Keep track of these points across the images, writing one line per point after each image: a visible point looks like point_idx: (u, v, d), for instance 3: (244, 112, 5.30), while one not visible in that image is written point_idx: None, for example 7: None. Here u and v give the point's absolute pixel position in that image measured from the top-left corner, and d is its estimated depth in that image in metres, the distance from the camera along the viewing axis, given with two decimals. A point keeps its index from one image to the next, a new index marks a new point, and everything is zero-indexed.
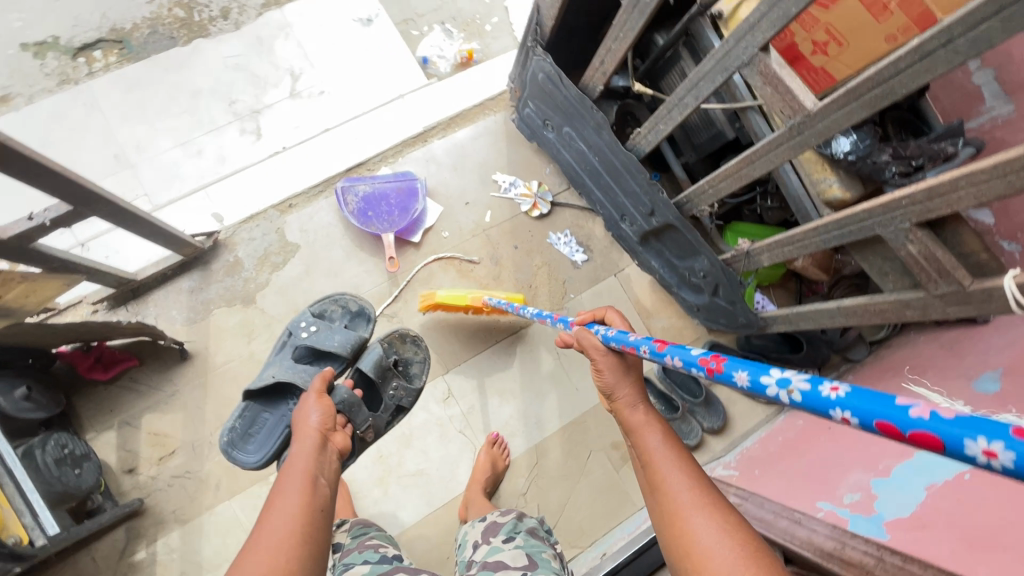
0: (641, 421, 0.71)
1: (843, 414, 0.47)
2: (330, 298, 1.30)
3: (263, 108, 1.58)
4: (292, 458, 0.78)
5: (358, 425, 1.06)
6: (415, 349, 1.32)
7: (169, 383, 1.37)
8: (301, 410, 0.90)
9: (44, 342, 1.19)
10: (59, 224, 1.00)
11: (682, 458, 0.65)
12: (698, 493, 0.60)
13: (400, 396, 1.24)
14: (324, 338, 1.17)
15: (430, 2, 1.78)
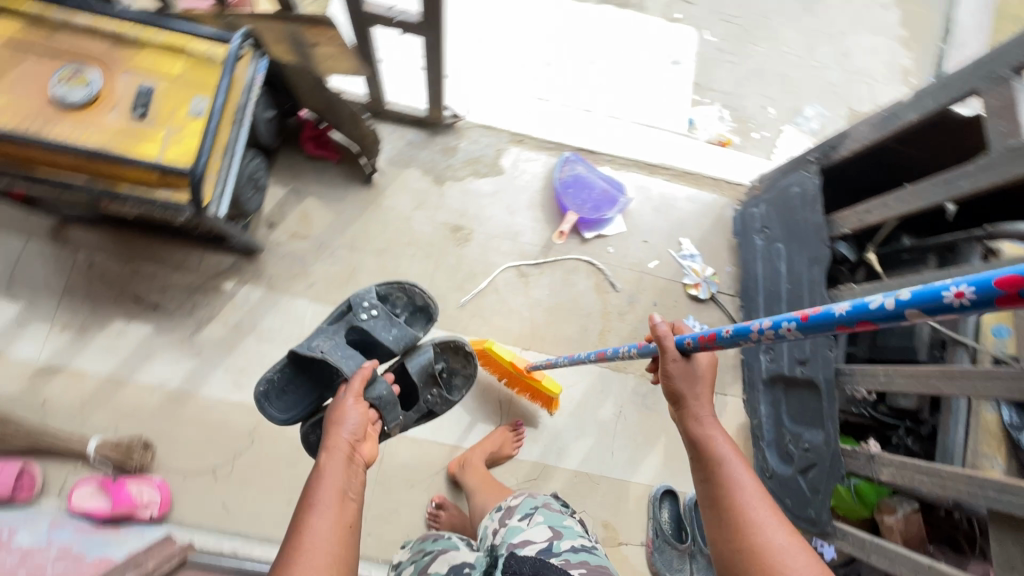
0: (712, 439, 0.80)
1: (964, 290, 0.45)
2: (397, 283, 1.27)
3: (554, 64, 1.76)
4: (323, 468, 0.82)
5: (389, 421, 1.09)
6: (462, 362, 1.31)
7: (342, 190, 1.54)
8: (337, 413, 0.94)
9: (300, 97, 1.40)
10: (397, 26, 1.19)
11: (747, 483, 0.75)
12: (763, 520, 0.71)
13: (434, 403, 1.27)
14: (383, 328, 1.19)
15: (726, 83, 1.90)
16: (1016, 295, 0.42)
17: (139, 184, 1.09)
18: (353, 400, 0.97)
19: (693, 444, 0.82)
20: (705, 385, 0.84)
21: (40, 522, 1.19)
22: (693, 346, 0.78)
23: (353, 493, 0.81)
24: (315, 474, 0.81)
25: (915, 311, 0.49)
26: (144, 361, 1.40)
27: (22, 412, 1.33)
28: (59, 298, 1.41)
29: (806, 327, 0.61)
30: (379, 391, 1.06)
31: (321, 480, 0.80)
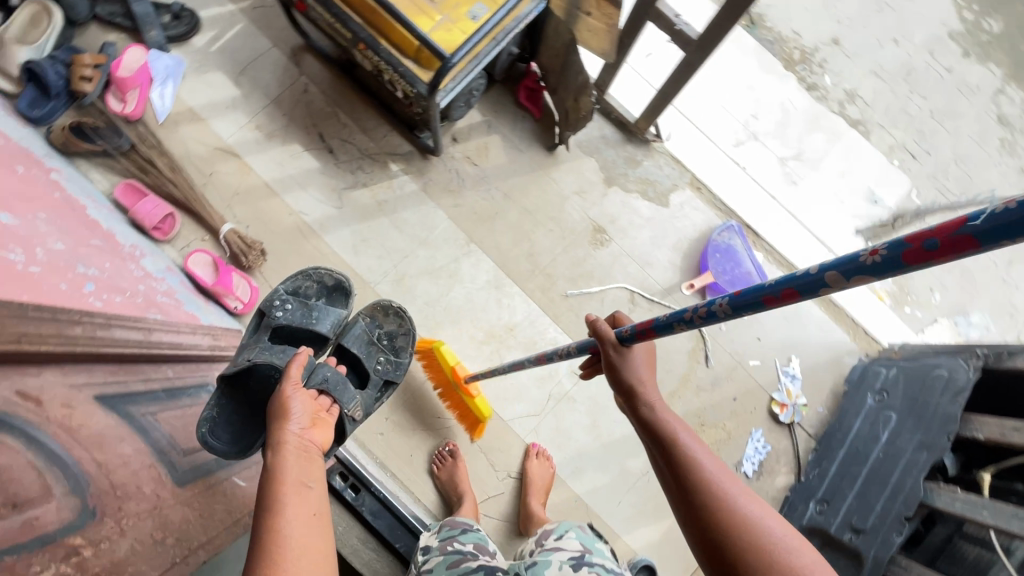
0: (670, 423, 0.76)
1: (877, 248, 0.50)
2: (301, 274, 1.24)
3: (764, 142, 1.80)
4: (280, 464, 0.70)
5: (346, 404, 0.95)
6: (397, 322, 1.30)
7: (525, 143, 1.62)
8: (283, 403, 0.81)
9: (541, 51, 1.49)
10: (672, 31, 1.23)
11: (714, 465, 0.70)
12: (738, 499, 0.67)
13: (386, 370, 1.22)
14: (304, 318, 1.14)
15: (908, 244, 1.84)
16: (921, 248, 0.47)
17: (396, 45, 1.22)
18: (295, 384, 0.85)
19: (646, 429, 0.77)
20: (646, 373, 0.81)
21: (161, 261, 1.35)
22: (632, 331, 0.78)
23: (312, 482, 0.71)
24: (272, 472, 0.69)
25: (836, 274, 0.55)
26: (298, 187, 1.54)
27: (192, 172, 1.50)
28: (267, 103, 1.57)
29: (743, 304, 0.65)
30: (323, 373, 0.94)
31: (280, 476, 0.69)
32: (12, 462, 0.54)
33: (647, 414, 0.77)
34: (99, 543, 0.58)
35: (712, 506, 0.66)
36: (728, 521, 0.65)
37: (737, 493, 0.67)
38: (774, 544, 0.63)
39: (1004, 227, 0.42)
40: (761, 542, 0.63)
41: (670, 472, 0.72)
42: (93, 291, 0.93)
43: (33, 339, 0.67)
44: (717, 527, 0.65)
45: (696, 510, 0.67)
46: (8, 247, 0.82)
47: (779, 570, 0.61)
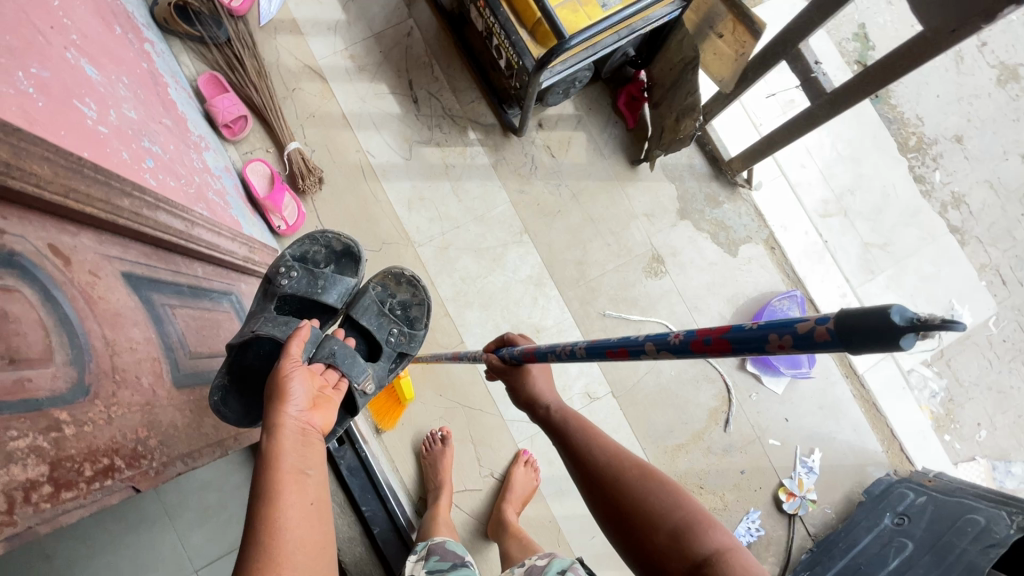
0: (567, 414, 0.80)
1: (677, 335, 0.51)
2: (309, 238, 1.12)
3: (853, 221, 1.68)
4: (277, 451, 0.64)
5: (356, 377, 0.90)
6: (410, 292, 1.20)
7: (608, 150, 1.55)
8: (282, 380, 0.73)
9: (658, 61, 1.41)
10: (806, 78, 1.14)
11: (605, 444, 0.76)
12: (630, 465, 0.72)
13: (399, 343, 1.12)
14: (311, 287, 1.05)
15: (970, 372, 1.71)
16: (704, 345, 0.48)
17: (516, 11, 1.15)
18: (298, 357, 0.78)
19: (551, 428, 0.80)
20: (540, 377, 0.84)
21: (222, 159, 1.34)
22: (515, 353, 0.79)
23: (311, 469, 0.65)
24: (267, 458, 0.63)
25: (652, 345, 0.55)
26: (372, 127, 1.49)
27: (275, 82, 1.48)
28: (368, 36, 1.52)
29: (589, 349, 0.64)
30: (330, 346, 0.88)
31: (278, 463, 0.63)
32: (22, 314, 0.51)
33: (547, 408, 0.81)
34: (83, 425, 0.51)
35: (605, 480, 0.72)
36: (622, 492, 0.70)
37: (628, 462, 0.73)
38: (666, 499, 0.68)
39: (772, 345, 0.43)
40: (653, 502, 0.68)
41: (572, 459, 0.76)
42: (150, 169, 0.90)
43: (81, 197, 0.64)
44: (615, 499, 0.70)
45: (597, 488, 0.72)
46: (84, 101, 0.80)
47: (675, 531, 0.66)
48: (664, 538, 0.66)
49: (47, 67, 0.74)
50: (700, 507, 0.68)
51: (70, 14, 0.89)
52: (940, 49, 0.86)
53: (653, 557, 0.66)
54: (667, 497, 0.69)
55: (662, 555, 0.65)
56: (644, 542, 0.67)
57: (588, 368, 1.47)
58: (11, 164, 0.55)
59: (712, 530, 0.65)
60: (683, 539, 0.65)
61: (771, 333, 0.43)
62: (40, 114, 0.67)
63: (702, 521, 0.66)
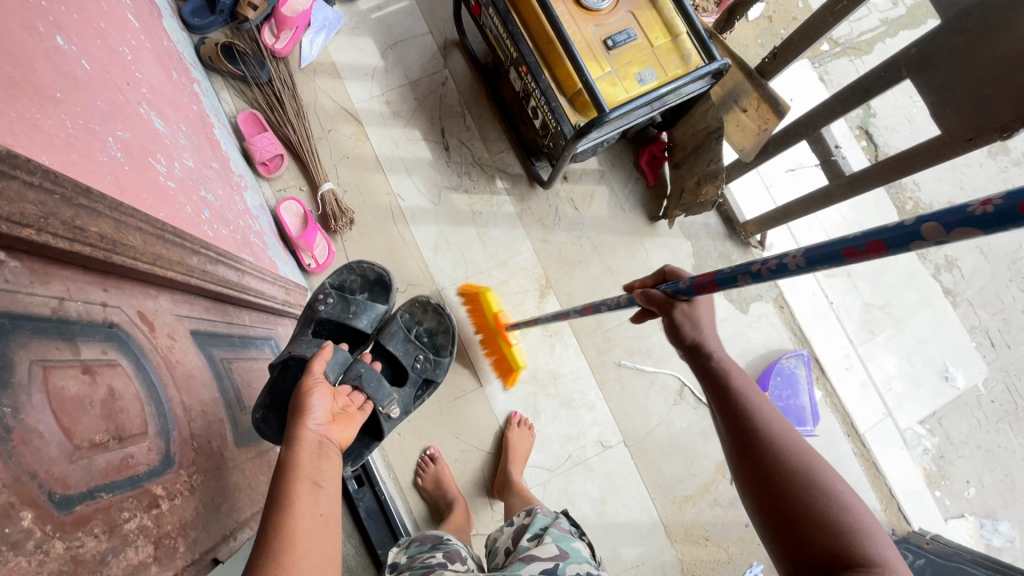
0: (734, 370, 0.79)
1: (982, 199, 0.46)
2: (345, 269, 1.23)
3: (856, 282, 1.75)
4: (295, 462, 0.68)
5: (380, 399, 1.01)
6: (435, 320, 1.31)
7: (629, 204, 1.61)
8: (304, 396, 0.77)
9: (677, 129, 1.48)
10: (826, 159, 1.22)
11: (776, 415, 0.75)
12: (792, 447, 0.71)
13: (424, 368, 1.23)
14: (344, 313, 1.13)
15: (964, 430, 1.75)
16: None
17: (557, 79, 1.21)
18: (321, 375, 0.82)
19: (713, 387, 0.79)
20: (708, 328, 0.81)
21: (257, 198, 1.38)
22: (686, 284, 0.76)
23: (323, 479, 0.68)
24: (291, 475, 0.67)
25: (933, 226, 0.49)
26: (403, 171, 1.54)
27: (313, 123, 1.52)
28: (404, 83, 1.58)
29: (809, 257, 0.60)
30: (357, 369, 0.99)
31: (293, 472, 0.67)
32: (126, 391, 0.54)
33: (711, 357, 0.80)
34: (174, 498, 0.54)
35: (761, 452, 0.71)
36: (783, 474, 0.68)
37: (793, 443, 0.71)
38: (825, 492, 0.66)
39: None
40: (819, 494, 0.66)
41: (730, 422, 0.75)
42: (208, 220, 0.94)
43: (163, 260, 0.68)
44: (767, 471, 0.69)
45: (756, 461, 0.71)
46: (155, 157, 0.84)
47: (826, 524, 0.64)
48: (814, 531, 0.64)
49: (128, 128, 0.79)
50: (869, 518, 0.65)
51: (141, 68, 0.97)
52: (960, 145, 0.92)
53: (803, 546, 0.64)
54: (833, 494, 0.66)
55: (813, 547, 0.63)
56: (797, 527, 0.65)
57: (603, 418, 1.50)
58: (115, 238, 0.58)
59: (870, 541, 0.62)
60: (841, 538, 0.63)
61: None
62: (128, 176, 0.71)
63: (858, 525, 0.64)
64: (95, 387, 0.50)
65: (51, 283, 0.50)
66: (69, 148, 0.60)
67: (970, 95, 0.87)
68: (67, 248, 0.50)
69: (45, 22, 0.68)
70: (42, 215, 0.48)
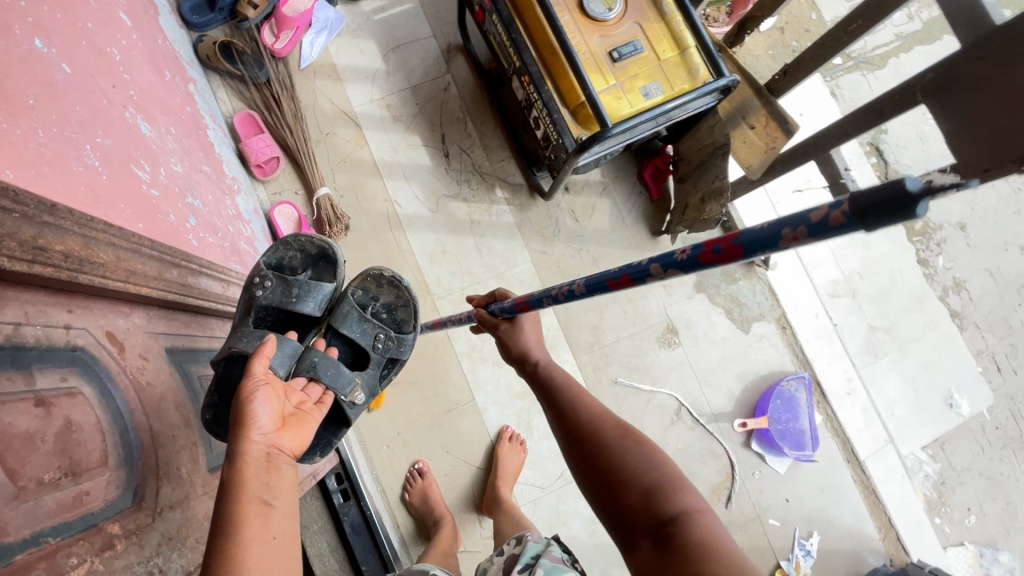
0: (556, 372, 0.86)
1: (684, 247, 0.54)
2: (280, 244, 0.99)
3: (862, 303, 1.70)
4: (239, 484, 0.56)
5: (342, 388, 0.86)
6: (394, 293, 1.05)
7: (631, 218, 1.58)
8: (245, 401, 0.64)
9: (683, 143, 1.45)
10: (835, 181, 1.19)
11: (589, 401, 0.80)
12: (608, 425, 0.76)
13: (387, 348, 0.99)
14: (285, 296, 0.92)
15: (967, 458, 1.71)
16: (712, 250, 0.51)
17: (560, 90, 1.17)
18: (264, 374, 0.68)
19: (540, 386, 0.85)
20: (531, 338, 0.90)
21: (251, 201, 1.35)
22: (511, 306, 0.85)
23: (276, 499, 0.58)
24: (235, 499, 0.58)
25: (658, 266, 0.57)
26: (401, 177, 1.51)
27: (311, 126, 1.49)
28: (405, 87, 1.55)
29: (589, 285, 0.68)
30: (310, 359, 0.84)
31: (237, 495, 0.56)
32: (85, 421, 0.51)
33: (536, 364, 0.88)
34: (132, 535, 0.51)
35: (582, 433, 0.76)
36: (601, 448, 0.73)
37: (609, 421, 0.76)
38: (640, 459, 0.71)
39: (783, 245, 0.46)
40: (635, 465, 0.70)
41: (555, 411, 0.81)
42: (193, 228, 0.91)
43: (137, 276, 0.65)
44: (586, 452, 0.74)
45: (579, 446, 0.75)
46: (139, 164, 0.81)
47: (643, 488, 0.68)
48: (637, 497, 0.68)
49: (109, 134, 0.76)
50: (681, 476, 0.70)
51: (130, 68, 0.94)
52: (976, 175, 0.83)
53: (625, 513, 0.68)
54: (647, 460, 0.71)
55: (634, 512, 0.67)
56: (619, 501, 0.69)
57: None
58: (84, 257, 0.56)
59: (682, 495, 0.67)
60: (657, 499, 0.67)
61: (751, 248, 0.48)
62: (104, 186, 0.68)
63: (672, 485, 0.68)
64: (49, 420, 0.47)
65: (7, 307, 0.47)
66: (38, 158, 0.57)
67: (987, 121, 0.83)
68: (27, 270, 0.48)
69: (23, 24, 0.65)
70: None
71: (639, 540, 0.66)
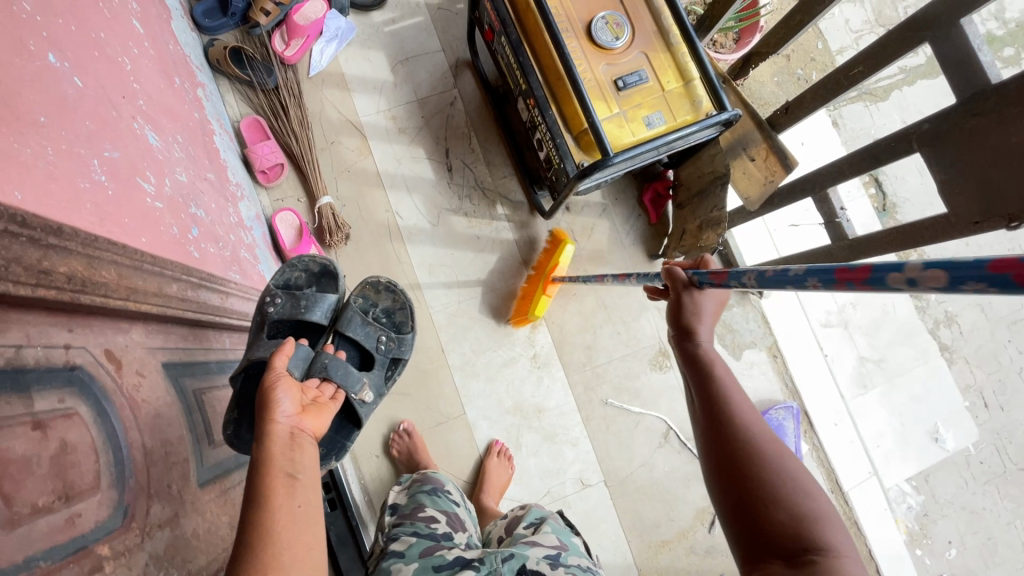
0: (714, 359, 0.80)
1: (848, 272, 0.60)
2: (286, 266, 1.11)
3: (853, 334, 1.72)
4: (267, 456, 0.63)
5: (351, 387, 0.98)
6: (390, 300, 1.25)
7: (629, 240, 1.60)
8: (269, 390, 0.72)
9: (685, 171, 1.46)
10: (829, 219, 1.20)
11: (744, 398, 0.75)
12: (764, 433, 0.72)
13: (390, 346, 1.17)
14: (297, 310, 1.04)
15: (950, 491, 1.73)
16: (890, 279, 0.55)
17: (564, 115, 1.19)
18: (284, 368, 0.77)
19: (693, 370, 0.80)
20: (705, 318, 0.82)
21: (253, 207, 1.36)
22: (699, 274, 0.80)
23: (301, 471, 0.64)
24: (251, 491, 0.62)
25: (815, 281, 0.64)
26: (404, 189, 1.52)
27: (316, 134, 1.51)
28: (412, 100, 1.56)
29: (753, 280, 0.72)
30: (322, 360, 0.95)
31: (268, 470, 0.62)
32: (79, 442, 0.52)
33: (694, 347, 0.80)
34: (121, 556, 0.52)
35: (732, 435, 0.71)
36: (753, 458, 0.69)
37: (764, 428, 0.72)
38: (795, 479, 0.67)
39: (1012, 281, 0.45)
40: (787, 483, 0.66)
41: (706, 406, 0.76)
42: (195, 239, 0.92)
43: (138, 293, 0.66)
44: (737, 452, 0.70)
45: (727, 443, 0.71)
46: (144, 176, 0.83)
47: (794, 512, 0.64)
48: (781, 515, 0.64)
49: (117, 147, 0.77)
50: (829, 508, 0.66)
51: (141, 77, 0.96)
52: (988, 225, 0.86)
53: (763, 524, 0.65)
54: (801, 485, 0.66)
55: (775, 525, 0.64)
56: (757, 511, 0.66)
57: (586, 455, 1.48)
58: (88, 277, 0.57)
59: (831, 529, 0.63)
60: (803, 523, 0.63)
61: (967, 278, 0.48)
62: (110, 202, 0.69)
63: (822, 516, 0.64)
64: (45, 443, 0.48)
65: (10, 329, 0.48)
66: (46, 177, 0.59)
67: (979, 177, 0.85)
68: (32, 293, 0.49)
69: (37, 39, 0.67)
70: (4, 262, 0.47)
71: (770, 557, 0.63)
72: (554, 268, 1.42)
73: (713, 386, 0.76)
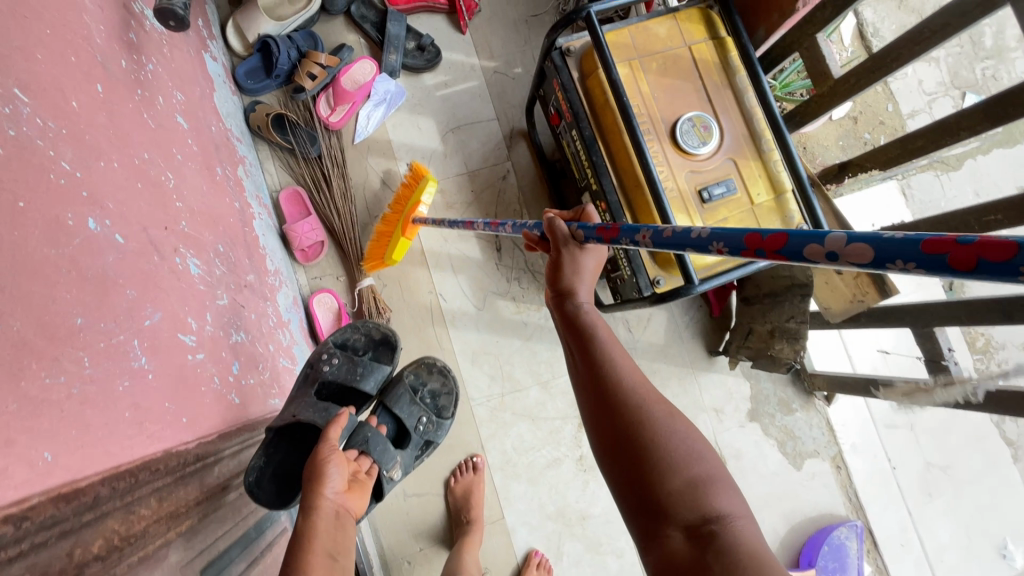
0: (594, 317, 0.71)
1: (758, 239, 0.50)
2: (351, 325, 1.12)
3: (919, 436, 1.53)
4: (311, 531, 0.64)
5: (385, 464, 0.91)
6: (440, 380, 1.18)
7: (688, 333, 1.49)
8: (321, 462, 0.74)
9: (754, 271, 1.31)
10: (933, 358, 1.11)
11: (626, 357, 0.66)
12: (648, 393, 0.62)
13: (428, 430, 1.09)
14: (351, 375, 1.04)
15: None
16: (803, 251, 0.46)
17: (640, 225, 1.08)
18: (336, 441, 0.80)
19: (572, 332, 0.70)
20: (586, 275, 0.73)
21: (291, 292, 1.27)
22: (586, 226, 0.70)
23: (340, 556, 0.63)
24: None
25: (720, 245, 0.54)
26: (449, 269, 1.42)
27: (358, 206, 1.41)
28: (462, 172, 1.45)
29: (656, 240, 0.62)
30: (363, 433, 0.90)
31: (308, 549, 0.62)
32: None
33: (579, 309, 0.71)
34: None
35: (619, 400, 0.62)
36: (641, 424, 0.59)
37: (646, 387, 0.63)
38: (681, 436, 0.59)
39: (948, 263, 0.36)
40: (672, 445, 0.58)
41: (588, 370, 0.66)
42: (235, 380, 0.83)
43: (179, 513, 0.59)
44: (621, 417, 0.61)
45: (609, 408, 0.62)
46: (187, 326, 0.73)
47: (684, 475, 0.56)
48: (677, 483, 0.56)
49: (160, 305, 0.68)
50: (720, 467, 0.58)
51: (183, 189, 0.86)
52: None
53: (656, 496, 0.56)
54: (690, 445, 0.58)
55: (667, 496, 0.56)
56: (647, 481, 0.57)
57: (631, 568, 1.37)
58: (126, 538, 0.50)
59: (726, 493, 0.56)
60: (699, 490, 0.55)
61: (894, 256, 0.39)
62: (146, 394, 0.59)
63: (712, 478, 0.57)
64: None
65: None
66: (80, 407, 0.49)
67: None
68: None
69: (77, 206, 0.57)
70: None
71: (667, 531, 0.54)
72: (414, 206, 1.26)
73: (595, 351, 0.67)
